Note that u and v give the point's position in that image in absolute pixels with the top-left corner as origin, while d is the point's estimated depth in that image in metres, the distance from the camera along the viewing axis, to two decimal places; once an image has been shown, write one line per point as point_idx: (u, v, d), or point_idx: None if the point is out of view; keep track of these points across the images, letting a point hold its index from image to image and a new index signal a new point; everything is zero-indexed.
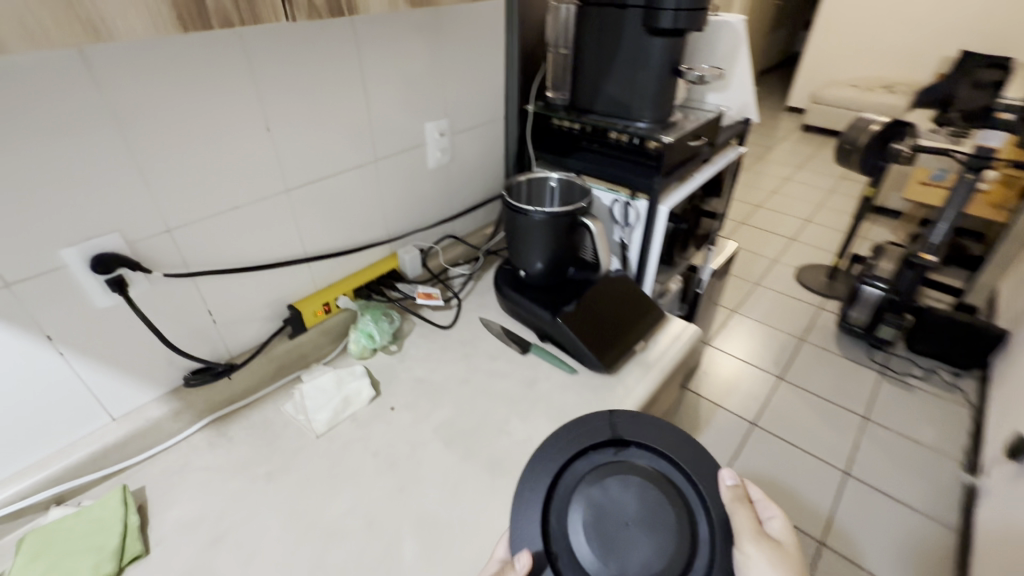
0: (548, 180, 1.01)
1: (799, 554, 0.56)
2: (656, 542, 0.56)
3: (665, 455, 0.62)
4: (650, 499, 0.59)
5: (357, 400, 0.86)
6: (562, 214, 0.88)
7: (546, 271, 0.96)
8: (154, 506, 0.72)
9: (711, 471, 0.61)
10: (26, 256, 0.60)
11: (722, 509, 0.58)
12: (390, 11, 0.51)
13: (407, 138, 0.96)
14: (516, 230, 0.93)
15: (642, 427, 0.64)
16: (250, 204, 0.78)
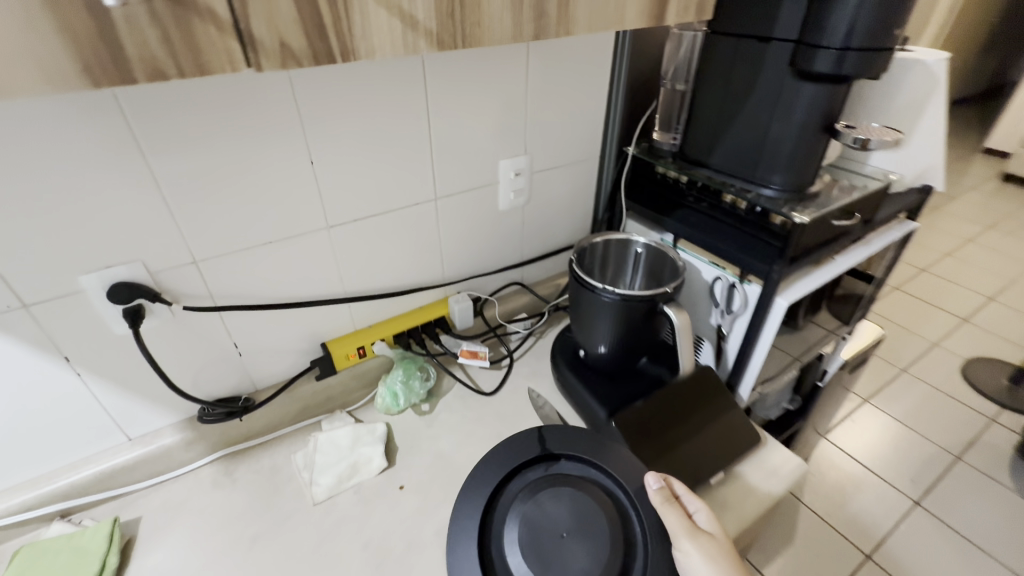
0: (634, 246, 0.83)
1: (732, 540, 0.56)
2: (591, 550, 0.54)
3: (596, 464, 0.62)
4: (581, 504, 0.58)
5: (366, 468, 0.76)
6: (640, 298, 0.70)
7: (612, 357, 0.78)
8: (140, 544, 0.68)
9: (638, 472, 0.61)
10: (43, 280, 0.58)
11: (653, 512, 0.57)
12: (408, 53, 0.38)
13: (475, 176, 0.84)
14: (580, 305, 0.76)
15: (570, 439, 0.64)
16: (286, 240, 0.72)
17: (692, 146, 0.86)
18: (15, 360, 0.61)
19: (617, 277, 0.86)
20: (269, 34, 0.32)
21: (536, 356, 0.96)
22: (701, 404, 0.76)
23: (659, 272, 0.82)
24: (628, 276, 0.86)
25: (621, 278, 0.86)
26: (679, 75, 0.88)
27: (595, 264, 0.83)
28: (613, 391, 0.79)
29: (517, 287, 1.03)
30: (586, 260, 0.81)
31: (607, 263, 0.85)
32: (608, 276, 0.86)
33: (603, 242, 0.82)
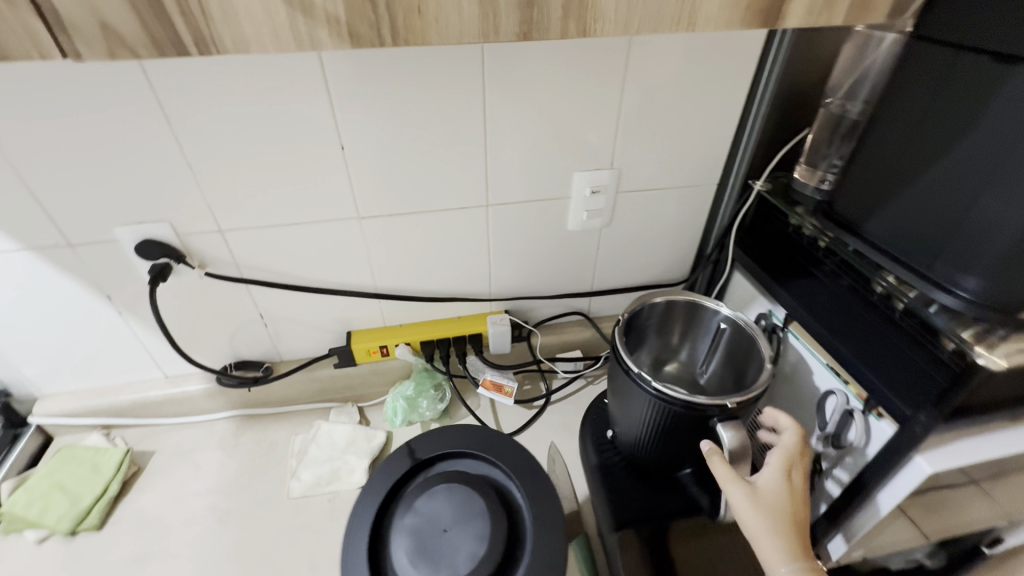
0: (717, 319, 0.62)
1: (785, 501, 0.50)
2: (481, 531, 0.47)
3: (473, 450, 0.55)
4: (461, 494, 0.50)
5: (346, 477, 0.72)
6: (687, 403, 0.52)
7: (643, 454, 0.61)
8: (143, 479, 0.73)
9: (512, 446, 0.55)
10: (84, 226, 0.61)
11: (545, 490, 0.51)
12: (288, 51, 0.29)
13: (538, 187, 0.70)
14: (614, 380, 0.60)
15: (442, 439, 0.56)
16: (312, 224, 0.67)
17: (846, 200, 0.61)
18: (66, 290, 0.66)
19: (687, 349, 0.66)
20: (80, 13, 0.26)
21: (576, 407, 0.81)
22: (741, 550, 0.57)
23: (741, 363, 0.61)
24: (700, 355, 0.65)
25: (692, 352, 0.66)
26: (858, 92, 0.64)
27: (658, 328, 0.65)
28: (637, 495, 0.62)
29: (579, 318, 0.88)
30: (641, 322, 0.63)
31: (675, 329, 0.65)
32: (674, 344, 0.66)
33: (670, 303, 0.63)
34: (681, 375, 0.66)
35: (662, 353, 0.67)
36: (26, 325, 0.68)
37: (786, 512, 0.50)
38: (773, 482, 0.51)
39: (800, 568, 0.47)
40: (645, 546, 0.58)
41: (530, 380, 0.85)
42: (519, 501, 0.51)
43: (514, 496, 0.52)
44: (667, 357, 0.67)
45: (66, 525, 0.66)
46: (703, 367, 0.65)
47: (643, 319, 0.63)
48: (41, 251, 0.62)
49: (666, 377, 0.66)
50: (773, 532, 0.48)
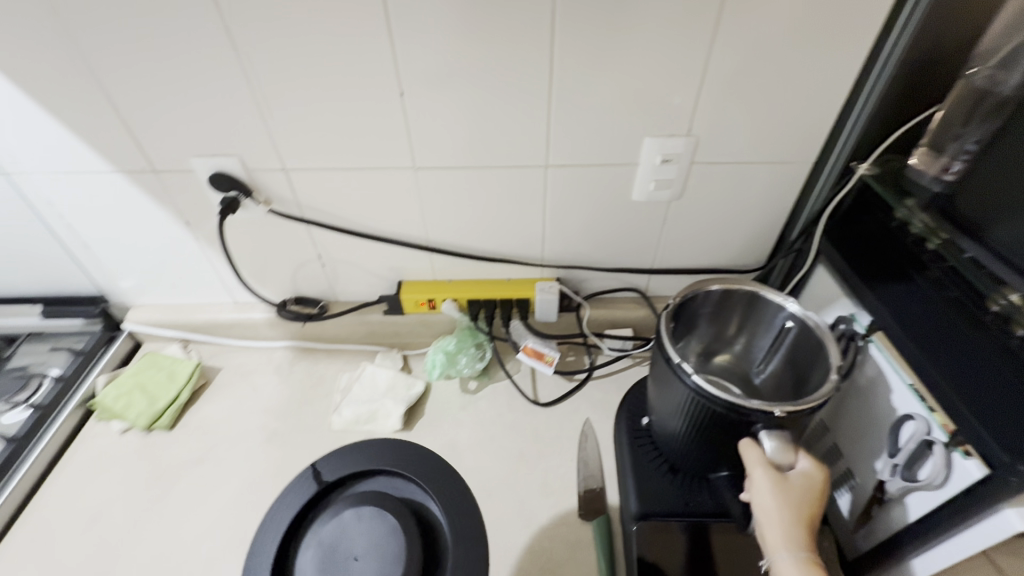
0: (783, 317, 0.55)
1: (807, 503, 0.46)
2: (392, 545, 0.51)
3: (381, 468, 0.61)
4: (369, 512, 0.54)
5: (382, 420, 0.74)
6: (727, 403, 0.47)
7: (677, 449, 0.57)
8: (209, 392, 0.80)
9: (417, 459, 0.62)
10: (165, 153, 0.65)
11: (464, 503, 0.58)
12: None
13: (603, 151, 0.65)
14: (654, 366, 0.56)
15: (346, 460, 0.62)
16: (370, 171, 0.67)
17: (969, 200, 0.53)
18: (151, 213, 0.72)
19: (744, 344, 0.60)
20: None
21: (618, 387, 0.78)
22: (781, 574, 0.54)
23: (803, 368, 0.54)
24: (759, 353, 0.59)
25: (749, 347, 0.60)
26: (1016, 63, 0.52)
27: (712, 317, 0.59)
28: (666, 489, 0.59)
29: (635, 295, 0.83)
30: (693, 309, 0.57)
31: (733, 320, 0.59)
32: (729, 337, 0.61)
33: (729, 291, 0.56)
34: (731, 370, 0.61)
35: (714, 344, 0.61)
36: (120, 241, 0.76)
37: (805, 513, 0.46)
38: (803, 476, 0.48)
39: (807, 565, 0.44)
40: (666, 544, 0.55)
41: (574, 352, 0.83)
42: (437, 516, 0.57)
43: (429, 512, 0.57)
44: (720, 349, 0.62)
45: (142, 421, 0.74)
46: (763, 366, 0.59)
47: (696, 305, 0.57)
48: (130, 174, 0.68)
49: (715, 371, 0.61)
50: (787, 528, 0.46)
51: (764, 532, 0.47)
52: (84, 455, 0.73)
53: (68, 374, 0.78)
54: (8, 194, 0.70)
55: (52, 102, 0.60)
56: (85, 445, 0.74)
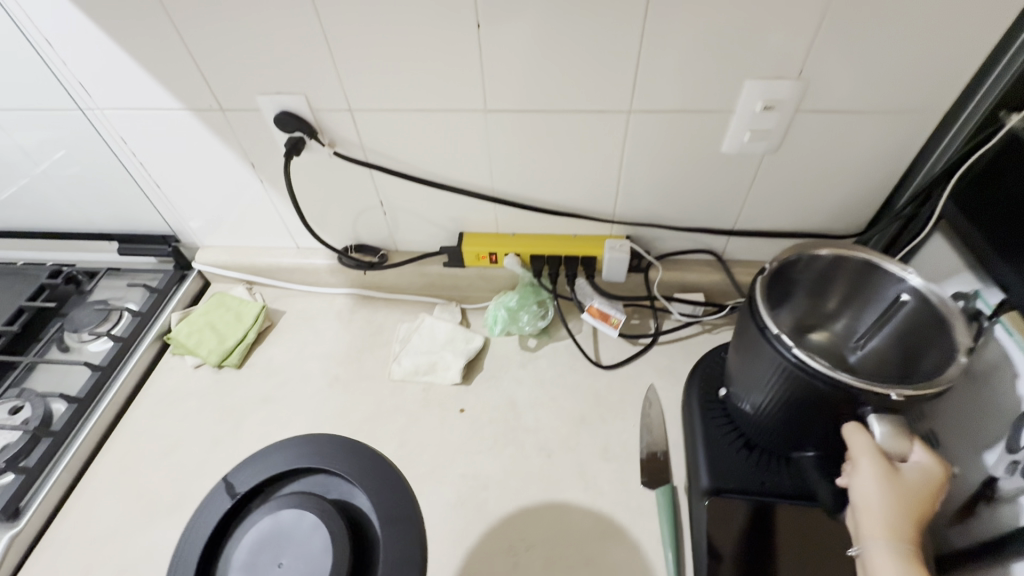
0: (895, 289, 0.49)
1: (918, 498, 0.42)
2: (314, 543, 0.59)
3: (302, 466, 0.66)
4: (290, 518, 0.61)
5: (441, 372, 0.74)
6: (833, 381, 0.43)
7: (759, 426, 0.53)
8: (274, 334, 0.82)
9: (344, 452, 0.68)
10: (231, 90, 0.63)
11: (388, 488, 0.65)
12: None
13: (694, 96, 0.58)
14: (740, 337, 0.51)
15: (262, 465, 0.67)
16: (437, 113, 0.63)
17: None
18: (218, 152, 0.71)
19: (846, 320, 0.54)
20: None
21: (686, 353, 0.74)
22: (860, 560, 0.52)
23: (916, 346, 0.48)
24: (862, 330, 0.53)
25: (852, 324, 0.54)
26: None
27: (812, 288, 0.54)
28: (741, 465, 0.56)
29: (709, 258, 0.77)
30: (791, 276, 0.52)
31: (835, 292, 0.54)
32: (830, 311, 0.55)
33: (840, 258, 0.51)
34: (829, 349, 0.55)
35: (810, 319, 0.56)
36: (189, 181, 0.76)
37: (915, 507, 0.42)
38: (917, 469, 0.43)
39: (905, 562, 0.41)
40: (737, 521, 0.53)
41: (639, 315, 0.79)
42: (363, 504, 0.64)
43: (357, 504, 0.64)
44: (816, 324, 0.56)
45: (214, 359, 0.77)
46: (865, 344, 0.53)
47: (795, 272, 0.52)
48: (198, 112, 0.66)
49: (808, 348, 0.55)
50: (892, 523, 0.42)
51: (860, 519, 0.43)
52: (161, 387, 0.76)
53: (145, 310, 0.81)
54: (84, 129, 0.71)
55: (120, 31, 0.59)
56: (162, 377, 0.77)
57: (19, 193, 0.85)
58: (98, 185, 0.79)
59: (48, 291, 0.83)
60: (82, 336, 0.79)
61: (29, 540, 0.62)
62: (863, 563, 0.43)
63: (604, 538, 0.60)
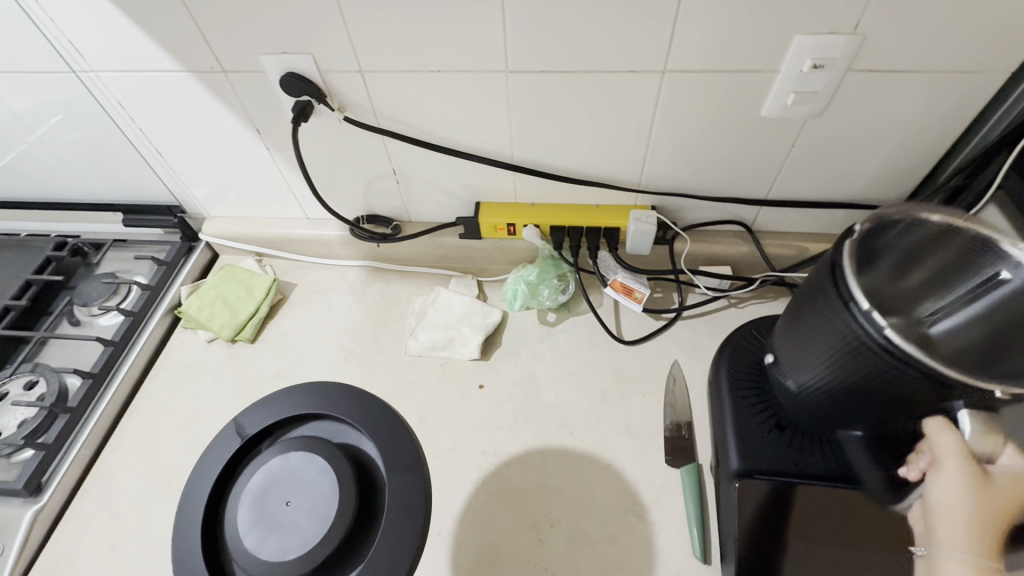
0: (994, 267, 0.41)
1: (1007, 503, 0.40)
2: (324, 487, 0.47)
3: (303, 412, 0.55)
4: (298, 461, 0.49)
5: (459, 347, 0.72)
6: (928, 369, 0.36)
7: (819, 397, 0.48)
8: (286, 307, 0.80)
9: (339, 395, 0.55)
10: (232, 50, 0.59)
11: (396, 437, 0.52)
12: None
13: (735, 54, 0.53)
14: (812, 302, 0.45)
15: (262, 407, 0.56)
16: (455, 74, 0.59)
17: None
18: (222, 117, 0.67)
19: (928, 302, 0.44)
20: None
21: (711, 328, 0.72)
22: (903, 551, 0.50)
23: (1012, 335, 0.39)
24: (941, 314, 0.43)
25: (929, 307, 0.44)
26: None
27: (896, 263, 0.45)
28: (774, 448, 0.54)
29: (738, 229, 0.74)
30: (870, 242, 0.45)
31: (919, 268, 0.45)
32: (909, 292, 0.45)
33: (947, 230, 0.43)
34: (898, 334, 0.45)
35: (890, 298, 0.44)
36: (192, 148, 0.73)
37: (1003, 512, 0.40)
38: (1008, 475, 0.41)
39: (981, 563, 0.38)
40: (766, 505, 0.52)
41: (662, 289, 0.76)
42: (372, 451, 0.52)
43: (363, 449, 0.52)
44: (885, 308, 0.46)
45: (226, 333, 0.75)
46: (939, 327, 0.43)
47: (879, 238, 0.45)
48: (199, 74, 0.62)
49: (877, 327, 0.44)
50: (972, 521, 0.40)
51: (937, 519, 0.42)
52: (175, 361, 0.75)
53: (154, 283, 0.79)
54: (80, 94, 0.67)
55: None
56: (175, 352, 0.76)
57: (16, 161, 0.81)
58: (99, 153, 0.75)
59: (55, 264, 0.81)
60: (92, 310, 0.78)
61: (53, 516, 0.62)
62: (932, 564, 0.41)
63: (628, 516, 0.59)
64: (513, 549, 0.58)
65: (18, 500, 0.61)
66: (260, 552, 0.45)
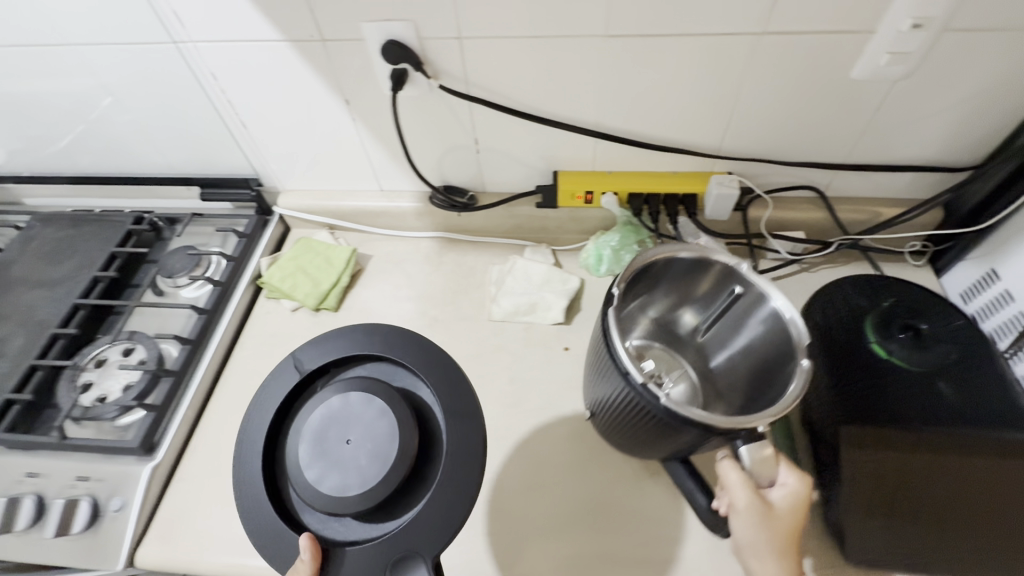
0: (733, 283, 0.57)
1: (784, 523, 0.45)
2: (391, 426, 0.44)
3: (368, 354, 0.49)
4: (358, 400, 0.45)
5: (543, 312, 0.74)
6: (704, 424, 0.44)
7: (618, 432, 0.55)
8: (364, 278, 0.82)
9: (397, 336, 0.50)
10: (334, 18, 0.60)
11: (449, 389, 0.46)
12: None
13: (836, 14, 0.55)
14: (601, 364, 0.53)
15: (327, 354, 0.50)
16: (552, 39, 0.60)
17: None
18: (313, 88, 0.69)
19: (705, 309, 0.62)
20: None
21: (786, 291, 0.75)
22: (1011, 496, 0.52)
23: (761, 349, 0.56)
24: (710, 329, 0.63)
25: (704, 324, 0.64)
26: None
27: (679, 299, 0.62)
28: (870, 399, 0.57)
29: (811, 194, 0.75)
30: (653, 275, 0.58)
31: (699, 283, 0.60)
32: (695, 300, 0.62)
33: (702, 260, 0.56)
34: (702, 350, 0.64)
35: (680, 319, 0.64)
36: (276, 119, 0.74)
37: (790, 531, 0.45)
38: (786, 493, 0.47)
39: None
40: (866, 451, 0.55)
41: (735, 254, 0.79)
42: (427, 397, 0.47)
43: (421, 396, 0.48)
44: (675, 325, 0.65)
45: (311, 302, 0.77)
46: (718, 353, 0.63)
47: (648, 277, 0.58)
48: (297, 43, 0.64)
49: (677, 359, 0.66)
50: (770, 549, 0.45)
51: (745, 553, 0.46)
52: (263, 330, 0.77)
53: (237, 255, 0.81)
54: (173, 66, 0.68)
55: None
56: (262, 321, 0.78)
57: (91, 133, 0.82)
58: (184, 125, 0.76)
59: (135, 238, 0.84)
60: (177, 281, 0.79)
61: (165, 474, 0.64)
62: None
63: None
64: (614, 498, 0.61)
65: (132, 459, 0.63)
66: (321, 485, 0.43)
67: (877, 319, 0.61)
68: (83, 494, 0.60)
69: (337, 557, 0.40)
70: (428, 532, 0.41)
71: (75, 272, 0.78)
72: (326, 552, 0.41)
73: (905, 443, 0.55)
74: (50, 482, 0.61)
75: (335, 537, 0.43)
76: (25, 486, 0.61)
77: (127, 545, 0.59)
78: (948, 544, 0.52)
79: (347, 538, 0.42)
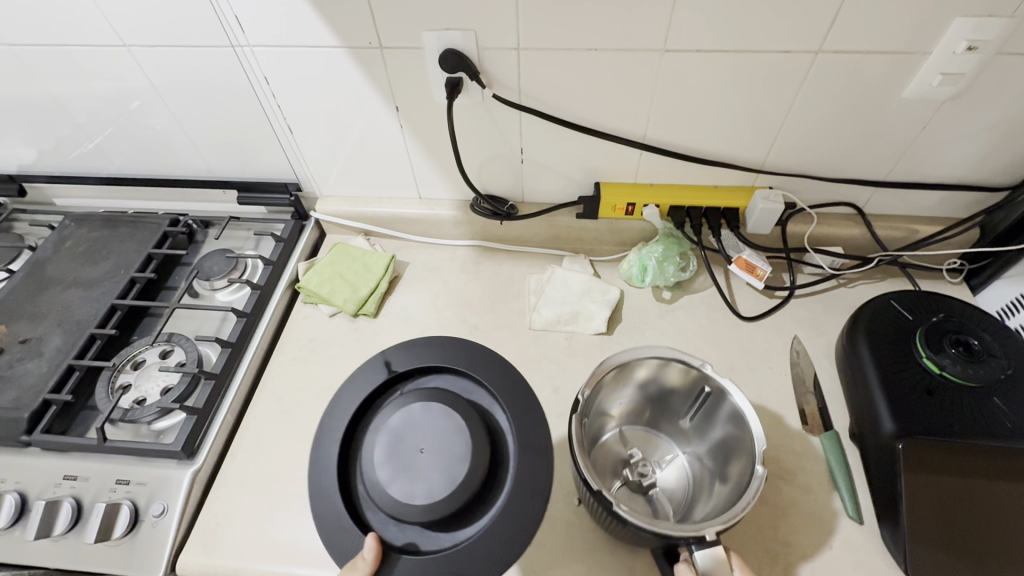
0: (704, 382, 0.59)
1: None
2: (468, 447, 0.44)
3: (449, 366, 0.51)
4: (439, 417, 0.46)
5: (585, 321, 0.75)
6: (655, 531, 0.46)
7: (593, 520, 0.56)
8: (402, 284, 0.82)
9: (481, 356, 0.51)
10: (395, 26, 0.61)
11: (529, 420, 0.47)
12: None
13: (892, 35, 0.56)
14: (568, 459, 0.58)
15: (417, 355, 0.52)
16: (608, 53, 0.61)
17: None
18: (364, 95, 0.69)
19: (682, 400, 0.63)
20: None
21: (825, 306, 0.75)
22: None
23: (734, 442, 0.58)
24: (688, 417, 0.64)
25: (684, 413, 0.64)
26: None
27: (658, 390, 0.63)
28: (927, 409, 0.57)
29: (851, 211, 0.77)
30: (628, 372, 0.60)
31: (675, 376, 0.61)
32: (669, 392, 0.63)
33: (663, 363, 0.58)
34: (684, 432, 0.65)
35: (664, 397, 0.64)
36: (322, 125, 0.74)
37: None
38: None
39: None
40: (927, 463, 0.54)
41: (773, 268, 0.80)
42: (503, 423, 0.48)
43: (496, 419, 0.48)
44: (653, 410, 0.66)
45: (349, 308, 0.77)
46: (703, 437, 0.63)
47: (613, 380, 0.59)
48: (354, 50, 0.64)
49: (659, 438, 0.67)
50: None
51: None
52: (301, 334, 0.77)
53: (275, 259, 0.80)
54: (226, 68, 0.68)
55: None
56: (300, 325, 0.78)
57: (129, 134, 0.82)
58: (230, 128, 0.77)
59: (170, 240, 0.83)
60: (213, 284, 0.79)
61: (205, 479, 0.63)
62: None
63: (779, 479, 0.61)
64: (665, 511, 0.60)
65: (172, 463, 0.62)
66: (389, 487, 0.44)
67: (927, 332, 0.61)
68: (123, 498, 0.59)
69: (397, 561, 0.42)
70: (483, 560, 0.42)
71: (112, 272, 0.77)
72: (387, 554, 0.42)
73: (960, 458, 0.54)
74: (88, 486, 0.60)
75: (394, 540, 0.44)
76: (63, 489, 0.60)
77: (168, 551, 0.57)
78: (1004, 567, 0.51)
79: (406, 542, 0.43)
